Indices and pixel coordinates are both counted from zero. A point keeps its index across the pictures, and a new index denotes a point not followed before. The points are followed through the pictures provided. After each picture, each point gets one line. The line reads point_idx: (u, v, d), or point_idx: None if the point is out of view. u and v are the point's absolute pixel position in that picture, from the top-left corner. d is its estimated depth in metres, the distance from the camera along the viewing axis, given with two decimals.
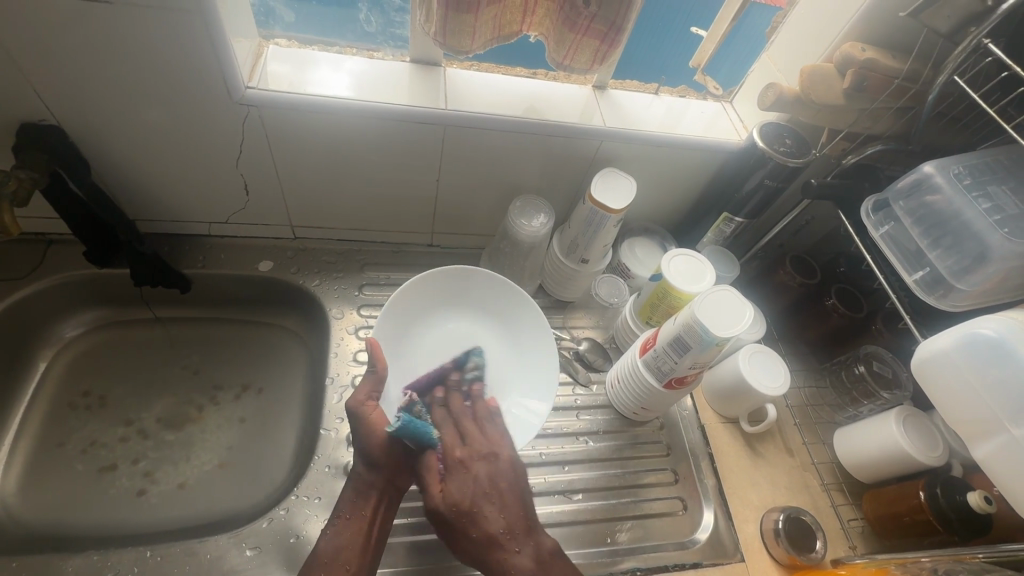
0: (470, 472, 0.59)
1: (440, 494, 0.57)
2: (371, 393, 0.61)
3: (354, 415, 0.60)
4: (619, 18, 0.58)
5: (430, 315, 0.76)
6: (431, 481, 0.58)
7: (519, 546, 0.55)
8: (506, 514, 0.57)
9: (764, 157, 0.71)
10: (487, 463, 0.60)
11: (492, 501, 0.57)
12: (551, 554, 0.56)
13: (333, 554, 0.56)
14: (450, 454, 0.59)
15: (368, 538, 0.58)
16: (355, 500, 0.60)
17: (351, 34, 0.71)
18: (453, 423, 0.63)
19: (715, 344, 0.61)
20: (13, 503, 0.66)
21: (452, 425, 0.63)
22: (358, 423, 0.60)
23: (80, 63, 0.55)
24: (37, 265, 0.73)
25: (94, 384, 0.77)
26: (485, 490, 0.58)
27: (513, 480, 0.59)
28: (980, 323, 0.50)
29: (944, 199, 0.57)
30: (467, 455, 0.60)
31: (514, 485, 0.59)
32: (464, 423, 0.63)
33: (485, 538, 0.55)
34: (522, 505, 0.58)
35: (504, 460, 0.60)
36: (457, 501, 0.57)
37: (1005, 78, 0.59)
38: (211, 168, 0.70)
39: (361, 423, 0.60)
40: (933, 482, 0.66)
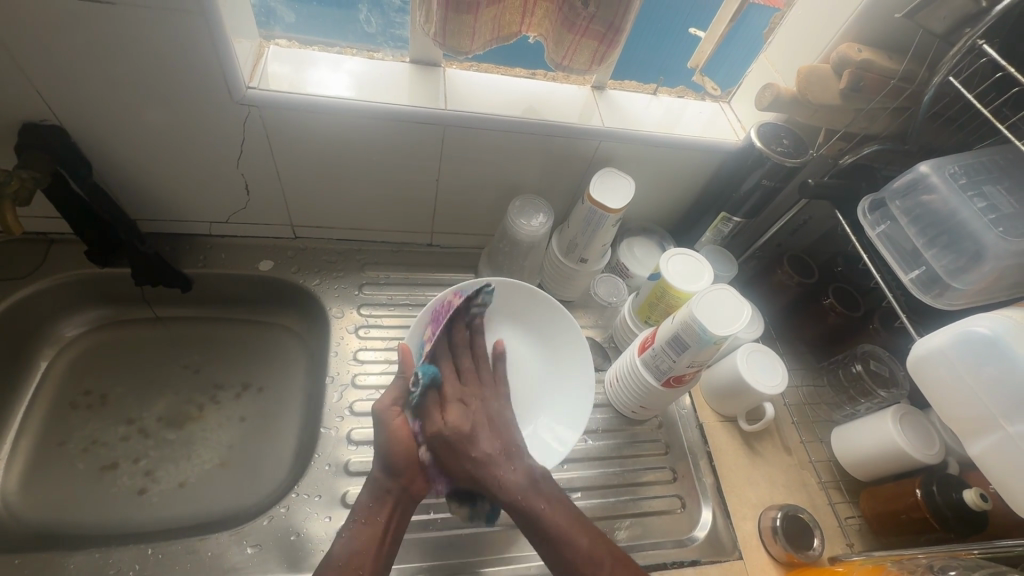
0: (470, 405, 0.63)
1: (442, 420, 0.61)
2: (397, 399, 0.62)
3: (380, 420, 0.61)
4: (617, 19, 0.59)
5: None
6: (433, 408, 0.62)
7: (513, 467, 0.60)
8: (500, 439, 0.62)
9: (761, 157, 0.71)
10: (483, 400, 0.65)
11: (486, 429, 0.62)
12: (539, 474, 0.60)
13: (347, 558, 0.54)
14: (451, 390, 0.64)
15: (382, 544, 0.56)
16: (370, 505, 0.58)
17: (351, 34, 0.71)
18: (453, 359, 0.67)
19: (712, 342, 0.61)
20: (14, 501, 0.66)
21: (451, 361, 0.67)
22: (382, 428, 0.60)
23: (83, 63, 0.56)
24: (38, 264, 0.74)
25: (95, 383, 0.77)
26: (484, 420, 0.63)
27: (504, 414, 0.65)
28: (975, 321, 0.51)
29: (940, 199, 0.58)
30: (465, 392, 0.65)
31: (505, 418, 0.64)
32: (464, 360, 0.67)
33: (482, 458, 0.60)
34: (514, 436, 0.63)
35: (498, 397, 0.66)
36: (456, 424, 0.61)
37: (1000, 79, 0.59)
38: (212, 168, 0.70)
39: (382, 426, 0.61)
40: (930, 479, 0.67)
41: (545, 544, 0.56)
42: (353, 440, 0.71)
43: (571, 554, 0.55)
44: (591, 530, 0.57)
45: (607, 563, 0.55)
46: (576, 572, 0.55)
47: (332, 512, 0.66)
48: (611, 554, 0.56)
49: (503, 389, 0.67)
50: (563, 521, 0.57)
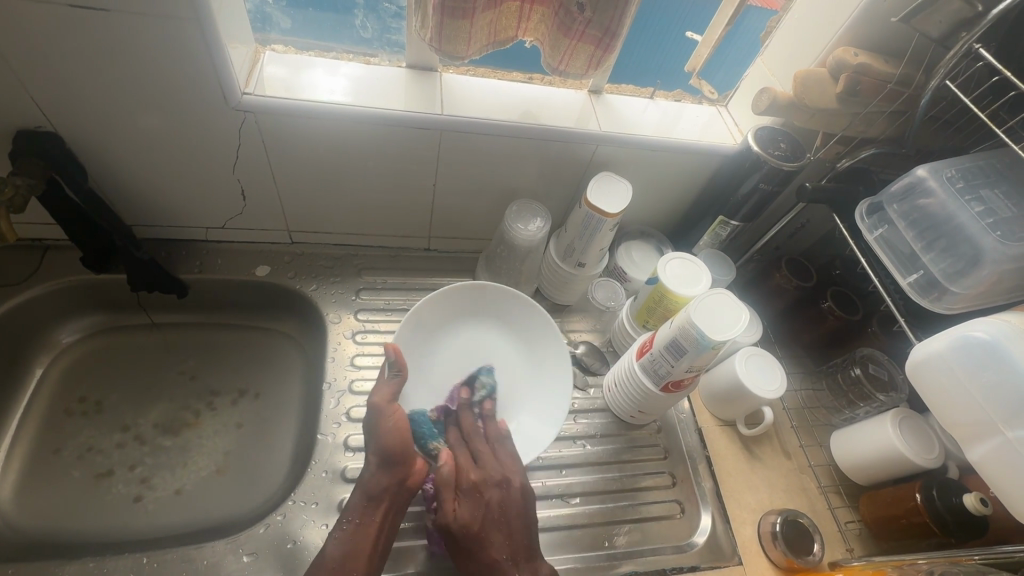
0: (483, 496, 0.61)
1: (452, 512, 0.59)
2: (392, 396, 0.63)
3: (375, 411, 0.62)
4: (613, 22, 0.59)
5: (429, 346, 0.74)
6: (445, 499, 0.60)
7: (519, 574, 0.58)
8: (510, 541, 0.60)
9: (759, 161, 0.71)
10: (500, 488, 0.63)
11: (500, 527, 0.60)
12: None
13: (340, 560, 0.55)
14: (467, 475, 0.63)
15: (376, 545, 0.58)
16: (365, 507, 0.59)
17: (347, 39, 0.71)
18: (465, 444, 0.67)
19: (710, 348, 0.61)
20: (9, 510, 0.66)
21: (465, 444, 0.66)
22: (377, 421, 0.61)
23: (76, 69, 0.55)
24: (34, 271, 0.73)
25: (90, 390, 0.76)
26: (493, 517, 0.61)
27: (522, 508, 0.62)
28: (973, 326, 0.51)
29: (937, 202, 0.58)
30: (478, 478, 0.63)
31: (519, 514, 0.62)
32: (476, 443, 0.67)
33: (489, 562, 0.58)
34: (528, 536, 0.61)
35: (515, 486, 0.63)
36: (474, 516, 0.60)
37: (996, 83, 0.59)
38: (208, 174, 0.70)
39: (382, 419, 0.61)
40: (930, 484, 0.66)
41: None
42: (350, 446, 0.70)
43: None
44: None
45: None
46: None
47: (329, 520, 0.65)
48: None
49: (517, 472, 0.65)
50: None
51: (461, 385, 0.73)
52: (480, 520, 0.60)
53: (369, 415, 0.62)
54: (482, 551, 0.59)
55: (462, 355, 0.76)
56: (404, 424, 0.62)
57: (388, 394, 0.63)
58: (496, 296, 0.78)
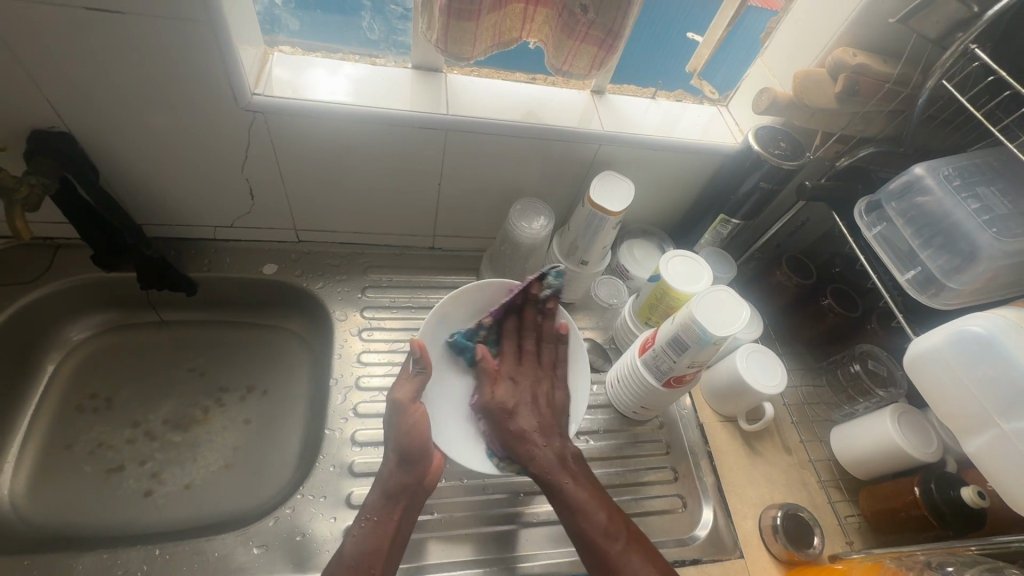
0: (518, 382, 0.70)
1: (490, 393, 0.68)
2: (416, 393, 0.63)
3: (399, 409, 0.61)
4: (616, 24, 0.60)
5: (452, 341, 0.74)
6: (485, 382, 0.69)
7: (546, 443, 0.65)
8: (538, 417, 0.67)
9: (760, 160, 0.72)
10: (535, 378, 0.71)
11: (531, 405, 0.68)
12: (569, 453, 0.65)
13: (358, 558, 0.56)
14: (503, 366, 0.71)
15: (395, 542, 0.59)
16: (382, 504, 0.60)
17: (354, 41, 0.72)
18: (517, 338, 0.73)
19: (712, 344, 0.62)
20: (22, 504, 0.67)
21: (515, 339, 0.73)
22: (399, 419, 0.61)
23: (91, 70, 0.57)
24: (46, 269, 0.75)
25: (101, 386, 0.78)
26: (527, 398, 0.69)
27: (555, 397, 0.70)
28: (968, 320, 0.52)
29: (934, 200, 0.59)
30: (519, 370, 0.71)
31: (551, 399, 0.70)
32: (528, 339, 0.73)
33: (517, 431, 0.66)
34: (557, 417, 0.69)
35: (548, 379, 0.71)
36: (506, 394, 0.68)
37: (992, 83, 0.60)
38: (217, 174, 0.71)
39: (405, 418, 0.61)
40: (929, 477, 0.67)
41: (572, 514, 0.61)
42: (357, 441, 0.71)
43: (587, 526, 0.60)
44: (613, 510, 0.61)
45: (621, 540, 0.59)
46: (591, 543, 0.59)
47: (337, 513, 0.66)
48: (627, 532, 0.60)
49: (558, 372, 0.72)
50: (582, 494, 0.62)
51: (534, 280, 0.71)
52: (512, 399, 0.68)
53: (392, 411, 0.62)
54: (511, 423, 0.66)
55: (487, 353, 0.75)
56: (426, 423, 0.62)
57: (412, 392, 0.62)
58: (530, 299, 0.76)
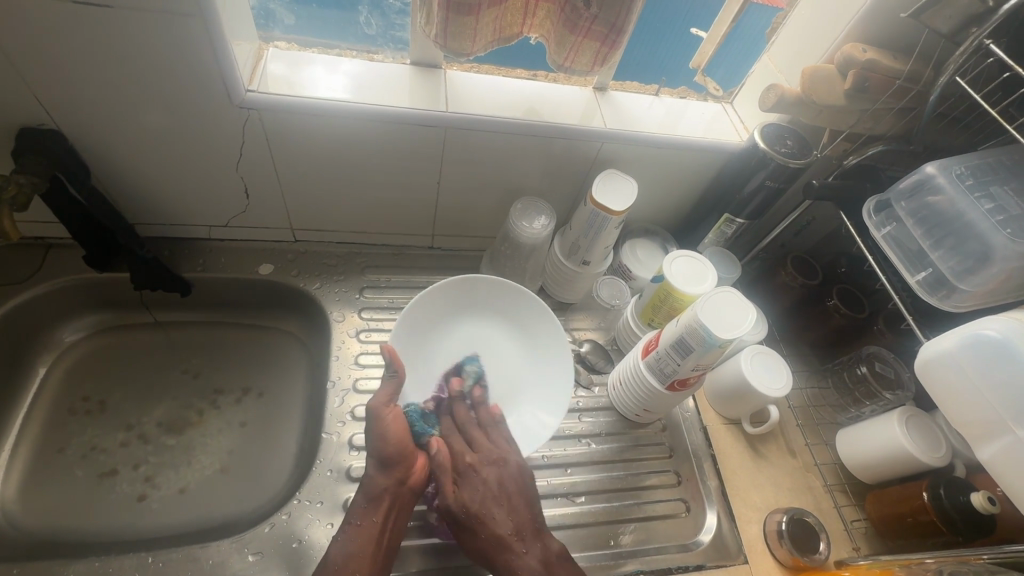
0: (480, 475, 0.62)
1: (452, 496, 0.61)
2: (390, 398, 0.62)
3: (375, 417, 0.61)
4: (620, 19, 0.58)
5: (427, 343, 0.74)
6: (444, 482, 0.61)
7: (527, 548, 0.58)
8: (511, 516, 0.60)
9: (765, 159, 0.71)
10: (495, 465, 0.63)
11: (500, 504, 0.60)
12: (555, 554, 0.58)
13: (343, 560, 0.55)
14: (458, 459, 0.63)
15: (379, 546, 0.58)
16: (366, 507, 0.59)
17: (351, 36, 0.71)
18: (459, 433, 0.67)
19: (718, 346, 0.61)
20: (14, 509, 0.66)
21: (460, 432, 0.67)
22: (376, 426, 0.61)
23: (80, 66, 0.55)
24: (37, 269, 0.73)
25: (94, 389, 0.76)
26: (494, 493, 0.61)
27: (523, 481, 0.63)
28: (984, 324, 0.51)
29: (946, 200, 0.57)
30: (474, 461, 0.64)
31: (519, 489, 0.62)
32: (472, 431, 0.67)
33: (495, 538, 0.59)
34: (530, 510, 0.61)
35: (512, 464, 0.64)
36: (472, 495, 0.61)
37: (1007, 79, 0.59)
38: (212, 173, 0.70)
39: (381, 424, 0.61)
40: (938, 482, 0.66)
41: None
42: (355, 445, 0.70)
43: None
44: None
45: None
46: None
47: (334, 519, 0.65)
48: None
49: (513, 453, 0.65)
50: None
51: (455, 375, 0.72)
52: (479, 500, 0.60)
53: (369, 419, 0.61)
54: (483, 527, 0.59)
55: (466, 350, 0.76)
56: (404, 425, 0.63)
57: (389, 396, 0.62)
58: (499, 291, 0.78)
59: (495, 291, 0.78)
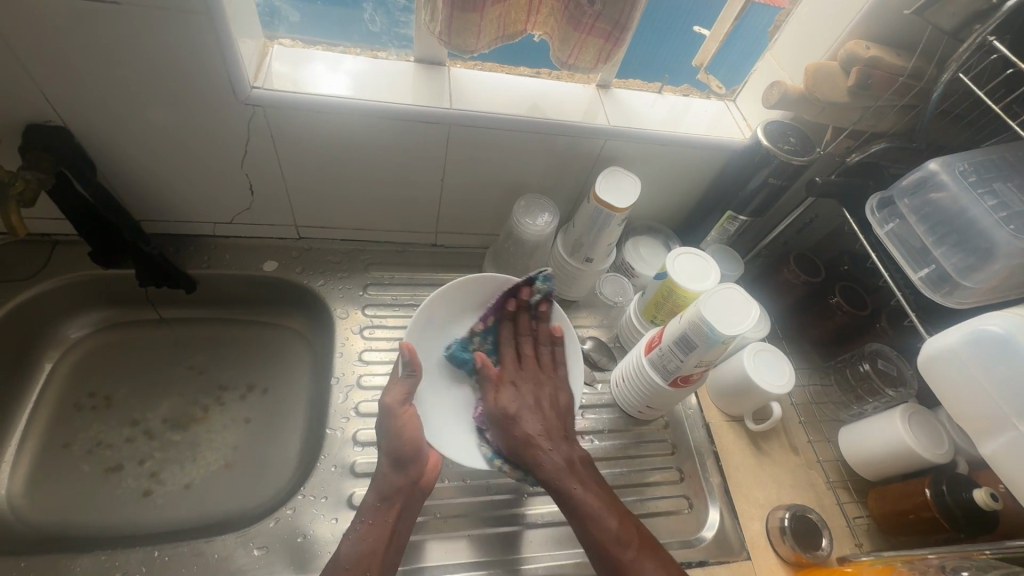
0: (521, 387, 0.68)
1: (494, 401, 0.67)
2: (406, 397, 0.62)
3: (390, 413, 0.61)
4: (624, 16, 0.58)
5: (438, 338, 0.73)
6: (489, 389, 0.68)
7: (552, 447, 0.62)
8: (543, 420, 0.65)
9: (769, 156, 0.71)
10: (537, 381, 0.69)
11: (534, 410, 0.65)
12: (577, 457, 0.62)
13: (355, 560, 0.55)
14: (505, 373, 0.69)
15: (391, 545, 0.58)
16: (378, 505, 0.59)
17: (355, 34, 0.71)
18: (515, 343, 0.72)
19: (720, 343, 0.61)
20: (20, 504, 0.66)
21: (513, 346, 0.72)
22: (390, 423, 0.61)
23: (86, 63, 0.55)
24: (42, 266, 0.73)
25: (99, 385, 0.77)
26: (530, 403, 0.66)
27: (559, 398, 0.68)
28: (987, 319, 0.51)
29: (949, 197, 0.57)
30: (520, 375, 0.69)
31: (555, 402, 0.67)
32: (525, 344, 0.72)
33: (524, 438, 0.63)
34: (562, 420, 0.66)
35: (552, 382, 0.69)
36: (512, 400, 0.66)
37: (1010, 76, 0.59)
38: (217, 170, 0.70)
39: (394, 421, 0.61)
40: (940, 479, 0.66)
41: (581, 521, 0.58)
42: (358, 441, 0.70)
43: (599, 535, 0.57)
44: (623, 514, 0.59)
45: (633, 546, 0.56)
46: (602, 551, 0.56)
47: (338, 514, 0.65)
48: (640, 537, 0.57)
49: (560, 374, 0.70)
50: (595, 500, 0.59)
51: (523, 283, 0.71)
52: (516, 406, 0.66)
53: (383, 415, 0.62)
54: (516, 428, 0.64)
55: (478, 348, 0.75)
56: (416, 424, 0.63)
57: (402, 394, 0.62)
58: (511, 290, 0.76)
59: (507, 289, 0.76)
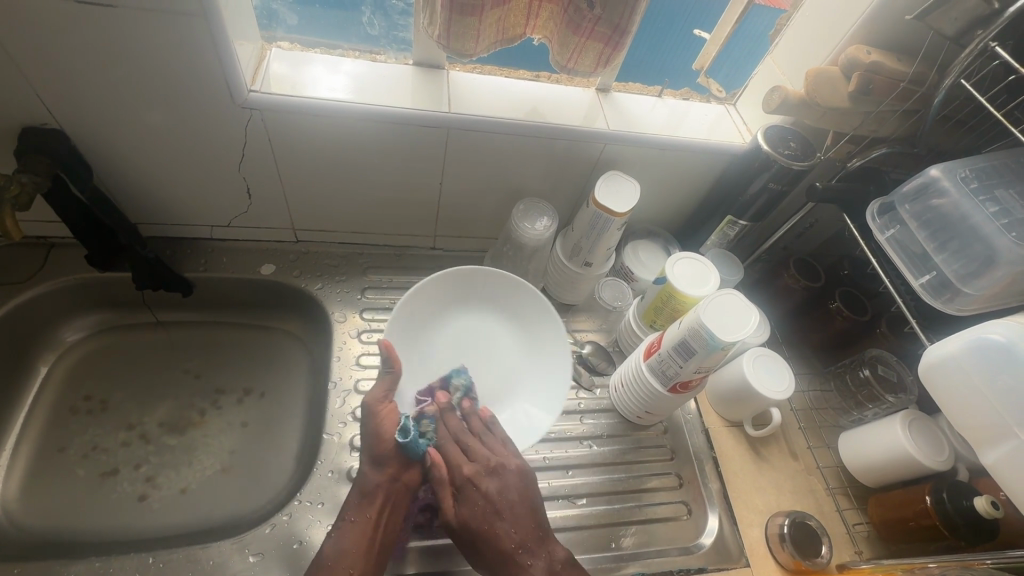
0: (480, 488, 0.61)
1: (454, 514, 0.60)
2: (386, 394, 0.62)
3: (369, 412, 0.61)
4: (624, 20, 0.58)
5: (422, 334, 0.74)
6: (446, 502, 0.60)
7: (532, 557, 0.58)
8: (516, 527, 0.59)
9: (769, 161, 0.70)
10: (493, 477, 0.62)
11: (504, 517, 0.59)
12: (562, 562, 0.58)
13: (336, 557, 0.55)
14: (456, 475, 0.62)
15: (373, 545, 0.57)
16: (360, 503, 0.59)
17: (354, 37, 0.71)
18: (456, 438, 0.65)
19: (720, 349, 0.60)
20: (15, 509, 0.66)
21: (455, 440, 0.64)
22: (370, 421, 0.61)
23: (82, 66, 0.55)
24: (38, 269, 0.73)
25: (96, 388, 0.76)
26: (495, 509, 0.60)
27: (524, 492, 0.62)
28: (990, 327, 0.50)
29: (950, 203, 0.57)
30: (474, 473, 0.62)
31: (522, 498, 0.61)
32: (466, 438, 0.65)
33: (500, 553, 0.58)
34: (535, 519, 0.60)
35: (511, 471, 0.63)
36: (476, 510, 0.59)
37: (1013, 82, 0.58)
38: (215, 173, 0.70)
39: (374, 419, 0.61)
40: (941, 486, 0.66)
41: None
42: (356, 446, 0.70)
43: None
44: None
45: None
46: None
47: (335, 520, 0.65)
48: None
49: (509, 453, 0.65)
50: None
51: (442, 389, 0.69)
52: (482, 519, 0.59)
53: (365, 415, 0.62)
54: (489, 544, 0.58)
55: (461, 342, 0.77)
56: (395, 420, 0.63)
57: (382, 393, 0.62)
58: (490, 282, 0.78)
59: (486, 281, 0.78)
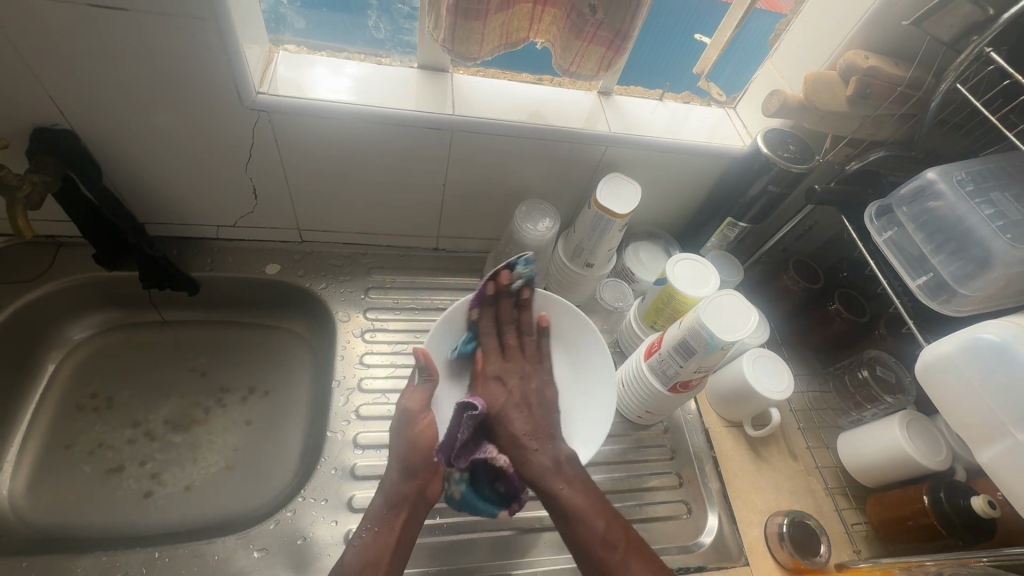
0: (506, 383, 0.68)
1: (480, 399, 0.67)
2: (425, 402, 0.63)
3: (406, 418, 0.62)
4: (625, 25, 0.59)
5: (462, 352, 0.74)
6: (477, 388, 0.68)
7: (539, 447, 0.63)
8: (530, 421, 0.65)
9: (768, 163, 0.71)
10: (523, 377, 0.69)
11: (521, 409, 0.66)
12: (564, 457, 0.63)
13: (358, 568, 0.54)
14: (488, 368, 0.69)
15: (396, 555, 0.56)
16: (384, 513, 0.58)
17: (359, 40, 0.72)
18: (497, 333, 0.72)
19: (720, 349, 0.61)
20: (22, 504, 0.67)
21: (496, 334, 0.72)
22: (405, 426, 0.62)
23: (94, 68, 0.56)
24: (46, 267, 0.74)
25: (102, 386, 0.77)
26: (515, 401, 0.67)
27: (543, 396, 0.69)
28: (985, 328, 0.51)
29: (946, 205, 0.58)
30: (505, 368, 0.70)
31: (540, 402, 0.68)
32: (508, 335, 0.72)
33: (510, 439, 0.64)
34: (547, 421, 0.66)
35: (537, 378, 0.70)
36: (501, 398, 0.67)
37: (1007, 87, 0.59)
38: (222, 174, 0.71)
39: (408, 425, 0.62)
40: (938, 486, 0.66)
41: (566, 522, 0.59)
42: (359, 444, 0.71)
43: (584, 535, 0.57)
44: (609, 515, 0.59)
45: (620, 548, 0.57)
46: (586, 550, 0.57)
47: (338, 517, 0.65)
48: (627, 538, 0.57)
49: (543, 367, 0.72)
50: (580, 496, 0.59)
51: (505, 269, 0.70)
52: (502, 406, 0.66)
53: (401, 420, 0.62)
54: (505, 431, 0.64)
55: None
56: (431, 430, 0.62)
57: (421, 401, 0.63)
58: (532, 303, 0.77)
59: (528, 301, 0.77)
